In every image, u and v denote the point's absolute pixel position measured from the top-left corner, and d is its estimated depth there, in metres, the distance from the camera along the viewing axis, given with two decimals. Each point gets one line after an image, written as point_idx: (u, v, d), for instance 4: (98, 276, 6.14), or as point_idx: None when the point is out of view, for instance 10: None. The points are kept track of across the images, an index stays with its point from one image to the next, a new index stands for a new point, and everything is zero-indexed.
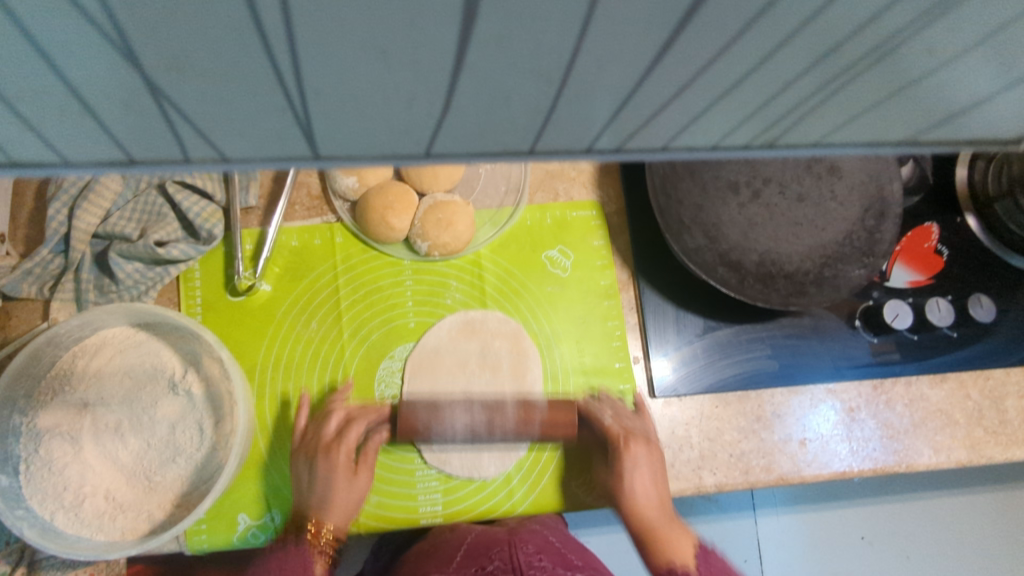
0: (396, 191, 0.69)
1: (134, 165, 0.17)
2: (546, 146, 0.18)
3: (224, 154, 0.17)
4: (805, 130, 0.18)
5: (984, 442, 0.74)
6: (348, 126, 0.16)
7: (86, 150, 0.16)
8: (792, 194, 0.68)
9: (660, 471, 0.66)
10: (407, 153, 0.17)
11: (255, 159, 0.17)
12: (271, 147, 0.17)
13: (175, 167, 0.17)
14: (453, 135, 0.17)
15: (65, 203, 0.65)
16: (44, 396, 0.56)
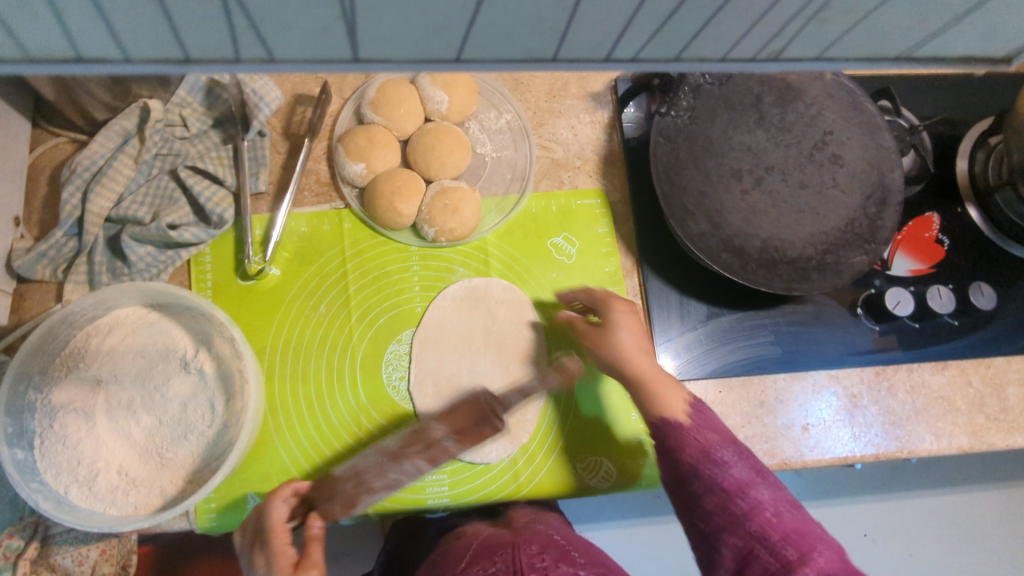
0: (403, 177, 0.70)
1: (189, 64, 0.21)
2: (568, 56, 0.22)
3: (272, 54, 0.21)
4: (804, 41, 0.23)
5: (985, 428, 0.75)
6: (385, 28, 0.20)
7: (148, 51, 0.20)
8: (793, 181, 0.70)
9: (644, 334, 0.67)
10: (440, 57, 0.22)
11: (298, 61, 0.21)
12: (318, 46, 0.21)
13: (227, 65, 0.21)
14: (481, 39, 0.21)
15: (79, 186, 0.66)
16: (58, 373, 0.57)
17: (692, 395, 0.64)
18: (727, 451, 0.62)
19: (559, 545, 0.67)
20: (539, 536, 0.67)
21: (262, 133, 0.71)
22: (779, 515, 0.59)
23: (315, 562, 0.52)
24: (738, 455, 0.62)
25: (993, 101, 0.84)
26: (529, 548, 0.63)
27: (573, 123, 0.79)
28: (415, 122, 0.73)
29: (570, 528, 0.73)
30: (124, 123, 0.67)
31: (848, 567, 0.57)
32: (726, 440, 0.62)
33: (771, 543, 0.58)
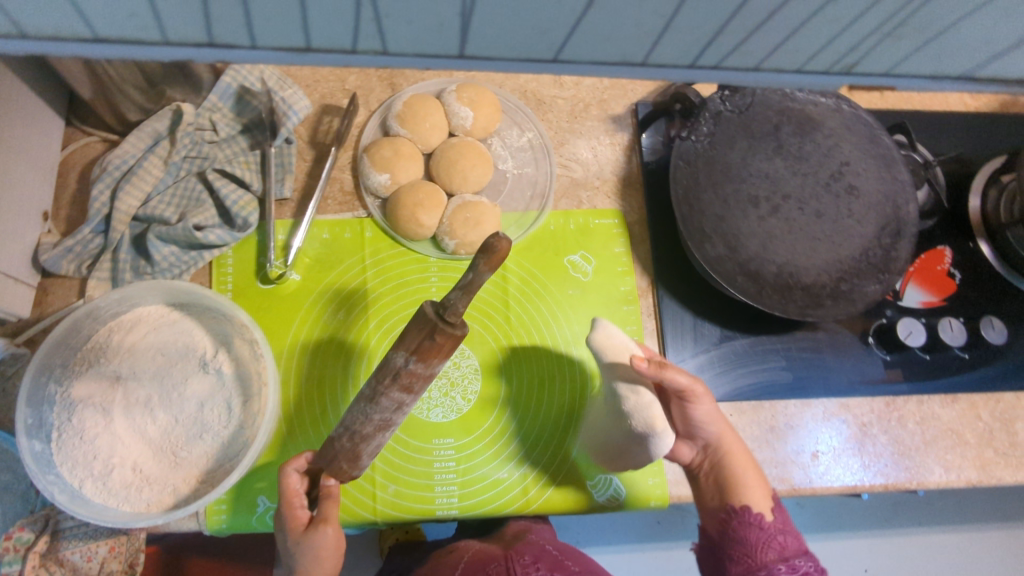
0: (426, 190, 0.72)
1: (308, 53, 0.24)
2: (656, 61, 0.25)
3: (388, 47, 0.24)
4: None
5: (994, 462, 0.75)
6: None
7: (276, 37, 0.23)
8: (810, 210, 0.71)
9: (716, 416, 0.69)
10: (540, 56, 0.25)
11: (409, 54, 0.24)
12: (430, 40, 0.24)
13: (343, 54, 0.24)
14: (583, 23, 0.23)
15: (108, 185, 0.67)
16: (79, 366, 0.58)
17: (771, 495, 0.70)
18: (802, 560, 0.69)
19: (553, 557, 0.69)
20: (531, 547, 0.70)
21: (289, 140, 0.72)
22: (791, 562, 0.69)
23: (329, 517, 0.55)
24: (796, 566, 0.68)
25: (1004, 141, 0.86)
26: (521, 560, 0.67)
27: (594, 144, 0.80)
28: (439, 136, 0.75)
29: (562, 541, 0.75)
30: (156, 125, 0.69)
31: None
32: (801, 552, 0.70)
33: None
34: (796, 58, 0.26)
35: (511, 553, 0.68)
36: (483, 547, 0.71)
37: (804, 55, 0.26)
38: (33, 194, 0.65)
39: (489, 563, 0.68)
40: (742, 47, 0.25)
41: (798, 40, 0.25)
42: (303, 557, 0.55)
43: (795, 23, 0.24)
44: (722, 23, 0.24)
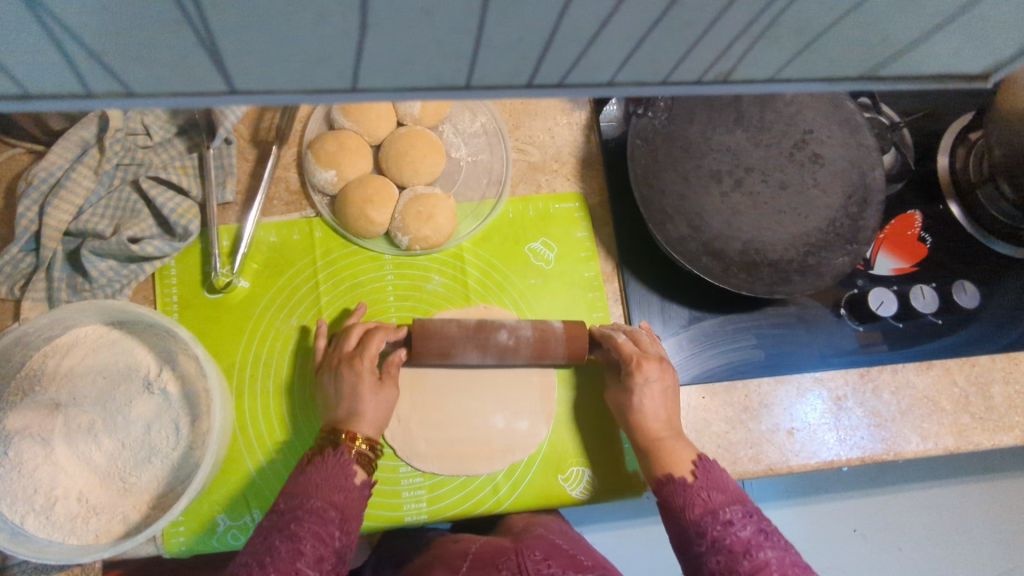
0: (376, 184, 0.68)
1: (31, 101, 0.18)
2: (482, 83, 0.20)
3: (129, 89, 0.18)
4: None
5: (971, 428, 0.74)
6: (254, 59, 0.17)
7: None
8: (774, 182, 0.69)
9: (672, 400, 0.65)
10: (332, 88, 0.19)
11: (163, 94, 0.18)
12: (181, 79, 0.18)
13: (72, 103, 0.18)
14: (371, 72, 0.18)
15: (36, 199, 0.63)
16: (13, 397, 0.55)
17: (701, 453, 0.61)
18: (734, 509, 0.58)
19: (563, 551, 0.66)
20: (540, 541, 0.66)
21: (229, 140, 0.68)
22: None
23: (393, 372, 0.64)
24: (746, 514, 0.57)
25: None
26: (532, 552, 0.63)
27: (550, 125, 0.77)
28: (386, 127, 0.71)
29: (570, 534, 0.73)
30: (82, 133, 0.64)
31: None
32: (735, 500, 0.59)
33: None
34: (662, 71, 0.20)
35: (520, 548, 0.64)
36: (489, 543, 0.68)
37: (662, 68, 0.20)
38: None
39: (497, 558, 0.63)
40: (588, 68, 0.20)
41: (643, 53, 0.19)
42: (368, 403, 0.61)
43: (637, 34, 0.18)
44: (540, 51, 0.18)
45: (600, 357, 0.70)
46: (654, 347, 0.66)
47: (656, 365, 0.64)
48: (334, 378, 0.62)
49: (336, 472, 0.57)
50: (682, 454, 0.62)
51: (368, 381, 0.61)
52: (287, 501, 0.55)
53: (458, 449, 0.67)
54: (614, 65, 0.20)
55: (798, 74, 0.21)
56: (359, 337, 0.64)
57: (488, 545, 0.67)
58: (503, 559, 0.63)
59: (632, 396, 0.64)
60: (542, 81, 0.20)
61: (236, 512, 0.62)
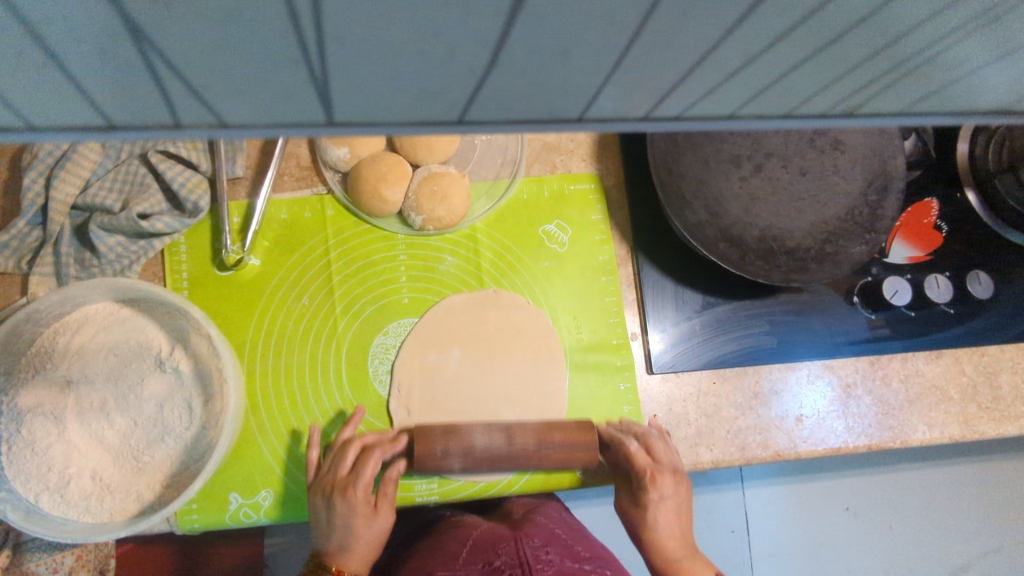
0: (389, 161, 0.67)
1: (113, 132, 0.18)
2: (595, 115, 0.19)
3: (222, 119, 0.17)
4: None
5: (977, 417, 0.74)
6: (362, 92, 0.17)
7: (56, 115, 0.17)
8: (795, 168, 0.66)
9: (685, 511, 0.63)
10: (440, 118, 0.18)
11: (255, 126, 0.18)
12: (274, 112, 0.17)
13: (162, 132, 0.18)
14: (487, 100, 0.18)
15: (42, 172, 0.62)
16: (25, 373, 0.54)
17: (718, 571, 0.61)
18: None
19: (562, 540, 0.66)
20: (540, 530, 0.66)
21: None
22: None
23: (387, 493, 0.61)
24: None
25: None
26: (531, 540, 0.63)
27: None
28: None
29: (574, 526, 0.73)
30: None
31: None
32: None
33: None
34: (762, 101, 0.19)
35: (519, 536, 0.63)
36: (490, 527, 0.67)
37: (775, 104, 0.20)
38: None
39: (498, 545, 0.62)
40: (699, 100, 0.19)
41: (777, 84, 0.19)
42: (361, 536, 0.58)
43: (730, 62, 0.18)
44: (673, 83, 0.18)
45: (609, 460, 0.67)
46: (665, 457, 0.63)
47: (671, 477, 0.61)
48: (326, 509, 0.59)
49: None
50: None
51: (360, 516, 0.58)
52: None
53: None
54: (735, 101, 0.20)
55: (896, 107, 0.21)
56: (353, 461, 0.60)
57: (488, 531, 0.66)
58: (503, 544, 0.62)
59: (643, 513, 0.62)
60: (660, 113, 0.20)
61: (248, 490, 0.63)
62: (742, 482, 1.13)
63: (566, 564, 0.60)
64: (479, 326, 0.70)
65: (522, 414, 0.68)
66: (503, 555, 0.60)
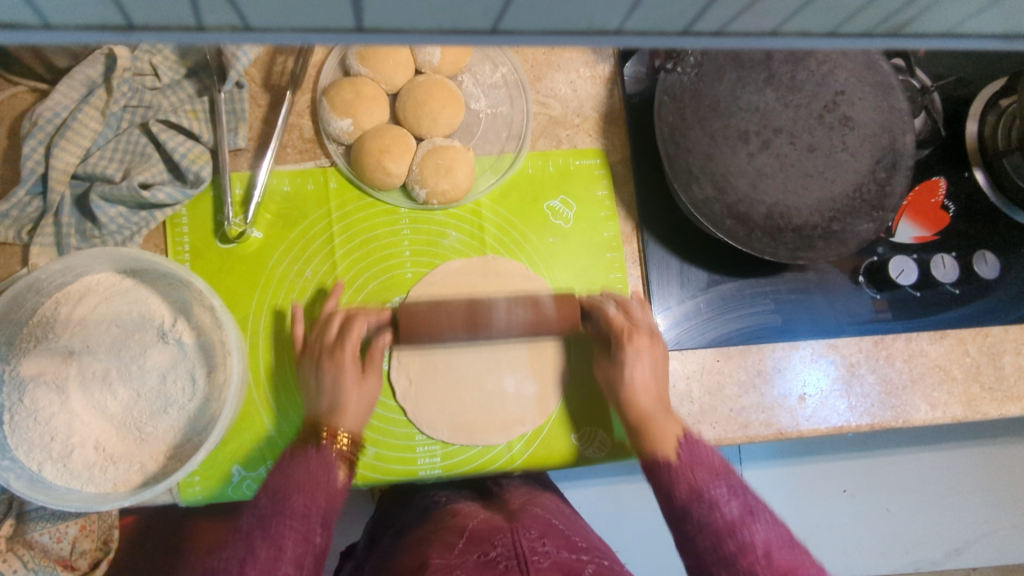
0: (393, 134, 0.66)
1: (134, 31, 0.16)
2: (636, 28, 0.17)
3: (246, 22, 0.16)
4: None
5: (980, 398, 0.74)
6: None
7: (68, 13, 0.15)
8: (802, 145, 0.67)
9: (662, 372, 0.65)
10: (475, 30, 0.17)
11: (281, 31, 0.16)
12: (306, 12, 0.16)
13: (180, 36, 0.16)
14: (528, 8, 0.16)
15: (41, 140, 0.61)
16: (26, 343, 0.54)
17: (686, 429, 0.62)
18: (719, 488, 0.60)
19: (559, 530, 0.65)
20: (537, 521, 0.64)
21: (240, 83, 0.66)
22: (770, 553, 0.56)
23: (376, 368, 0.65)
24: (729, 492, 0.60)
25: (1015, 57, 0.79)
26: (528, 531, 0.62)
27: (572, 78, 0.74)
28: (404, 75, 0.68)
29: (568, 513, 0.72)
30: (88, 71, 0.62)
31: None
32: (717, 476, 0.61)
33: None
34: (824, 32, 0.18)
35: (515, 527, 0.62)
36: (488, 516, 0.67)
37: (836, 25, 0.18)
38: None
39: (493, 535, 0.61)
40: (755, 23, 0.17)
41: (825, 15, 0.18)
42: (350, 395, 0.62)
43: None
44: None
45: (589, 330, 0.69)
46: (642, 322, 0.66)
47: (646, 337, 0.64)
48: (315, 371, 0.63)
49: (317, 471, 0.59)
50: (668, 430, 0.63)
51: (349, 375, 0.62)
52: (268, 499, 0.57)
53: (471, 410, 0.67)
54: (778, 22, 0.17)
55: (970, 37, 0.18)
56: (339, 327, 0.64)
57: (484, 522, 0.65)
58: (498, 535, 0.61)
59: (622, 368, 0.64)
60: (703, 33, 0.18)
61: (251, 463, 0.63)
62: (740, 463, 1.13)
63: (564, 555, 0.59)
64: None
65: (522, 391, 0.68)
66: (500, 546, 0.59)
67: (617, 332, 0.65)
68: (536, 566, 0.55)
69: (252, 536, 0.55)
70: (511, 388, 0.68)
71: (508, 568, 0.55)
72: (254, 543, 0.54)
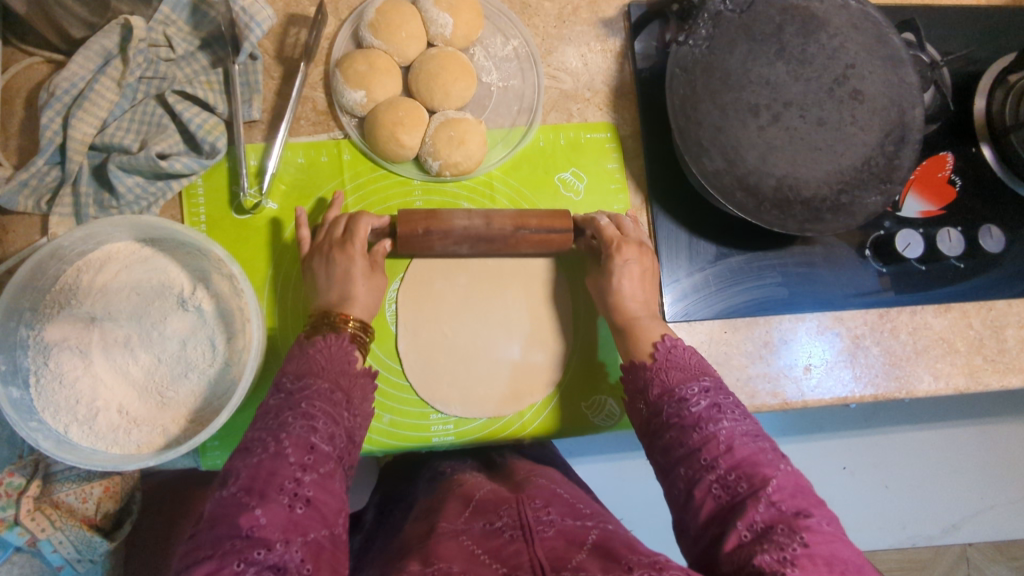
0: (406, 106, 0.66)
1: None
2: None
3: None
4: None
5: (982, 369, 0.75)
6: None
7: None
8: (812, 118, 0.67)
9: (650, 282, 0.65)
10: None
11: None
12: None
13: None
14: None
15: (58, 111, 0.61)
16: (49, 309, 0.55)
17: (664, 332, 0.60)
18: (691, 387, 0.55)
19: (564, 500, 0.63)
20: (541, 491, 0.64)
21: (254, 56, 0.66)
22: (732, 448, 0.51)
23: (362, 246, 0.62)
24: (704, 390, 0.55)
25: (1016, 35, 0.81)
26: (532, 500, 0.61)
27: (583, 52, 0.75)
28: (417, 47, 0.68)
29: (568, 481, 0.73)
30: (105, 41, 0.62)
31: (808, 505, 0.47)
32: (693, 378, 0.56)
33: (722, 477, 0.50)
34: None
35: (520, 497, 0.62)
36: (495, 488, 0.67)
37: None
38: None
39: (500, 506, 0.60)
40: None
41: None
42: (361, 284, 0.61)
43: None
44: None
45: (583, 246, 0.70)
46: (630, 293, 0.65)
47: (634, 247, 0.65)
48: (325, 263, 0.61)
49: (338, 356, 0.54)
50: (651, 332, 0.61)
51: (360, 265, 0.61)
52: (294, 383, 0.52)
53: (481, 380, 0.68)
54: None
55: None
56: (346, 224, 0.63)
57: (492, 492, 0.65)
58: (504, 507, 0.60)
59: (611, 279, 0.64)
60: None
61: None
62: None
63: (568, 523, 0.57)
64: (487, 271, 0.70)
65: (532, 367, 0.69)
66: (505, 517, 0.58)
67: (607, 242, 0.65)
68: (540, 536, 0.54)
69: (280, 414, 0.49)
70: (517, 355, 0.69)
71: (513, 537, 0.54)
72: (284, 416, 0.49)
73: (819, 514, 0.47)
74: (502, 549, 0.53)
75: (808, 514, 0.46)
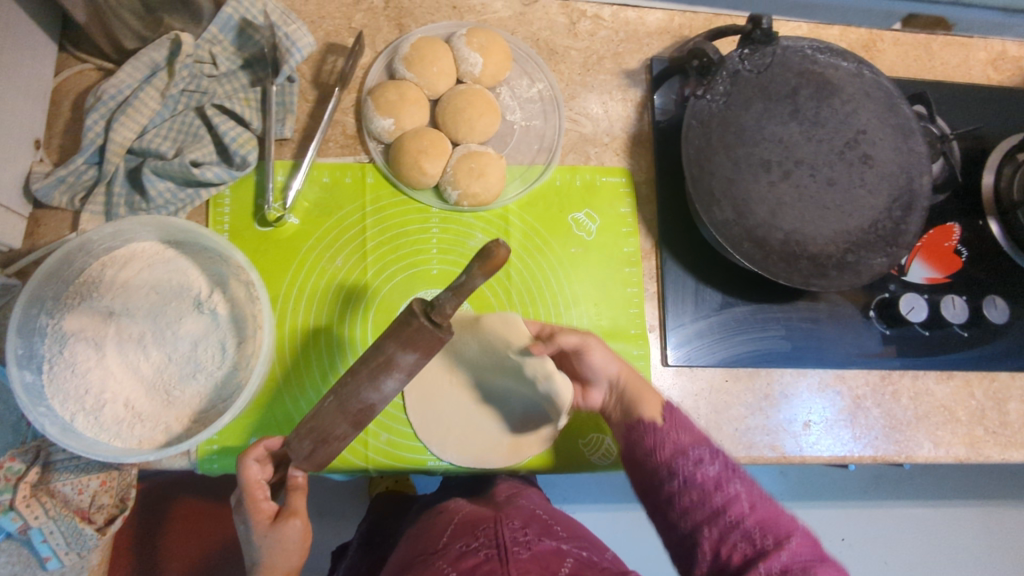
0: (430, 136, 0.69)
1: None
2: None
3: None
4: None
5: (983, 440, 0.75)
6: None
7: None
8: (822, 177, 0.70)
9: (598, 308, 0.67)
10: None
11: None
12: None
13: None
14: None
15: (102, 115, 0.64)
16: (71, 300, 0.57)
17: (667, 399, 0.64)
18: (702, 449, 0.61)
19: (542, 520, 0.64)
20: (520, 511, 0.64)
21: (291, 78, 0.70)
22: (755, 508, 0.57)
23: (299, 510, 0.52)
24: (714, 453, 0.61)
25: (1021, 117, 0.84)
26: (511, 521, 0.61)
27: (605, 99, 0.78)
28: (446, 83, 0.72)
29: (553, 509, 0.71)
30: (153, 54, 0.66)
31: (822, 558, 0.54)
32: (702, 440, 0.62)
33: (746, 530, 0.56)
34: None
35: (500, 517, 0.62)
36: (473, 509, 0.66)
37: None
38: (25, 120, 0.63)
39: (478, 526, 0.60)
40: None
41: None
42: (267, 550, 0.51)
43: None
44: None
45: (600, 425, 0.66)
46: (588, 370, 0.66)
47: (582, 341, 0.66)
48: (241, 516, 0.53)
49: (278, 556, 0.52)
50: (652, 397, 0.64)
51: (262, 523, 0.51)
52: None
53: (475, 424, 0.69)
54: None
55: None
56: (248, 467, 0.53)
57: (472, 514, 0.64)
58: (483, 525, 0.61)
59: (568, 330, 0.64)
60: None
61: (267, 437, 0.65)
62: None
63: (545, 545, 0.58)
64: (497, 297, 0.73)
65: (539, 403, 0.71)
66: (481, 537, 0.58)
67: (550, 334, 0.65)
68: (515, 557, 0.55)
69: None
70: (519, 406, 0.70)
71: (488, 557, 0.55)
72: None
73: (832, 563, 0.54)
74: (476, 566, 0.54)
75: (822, 562, 0.53)
